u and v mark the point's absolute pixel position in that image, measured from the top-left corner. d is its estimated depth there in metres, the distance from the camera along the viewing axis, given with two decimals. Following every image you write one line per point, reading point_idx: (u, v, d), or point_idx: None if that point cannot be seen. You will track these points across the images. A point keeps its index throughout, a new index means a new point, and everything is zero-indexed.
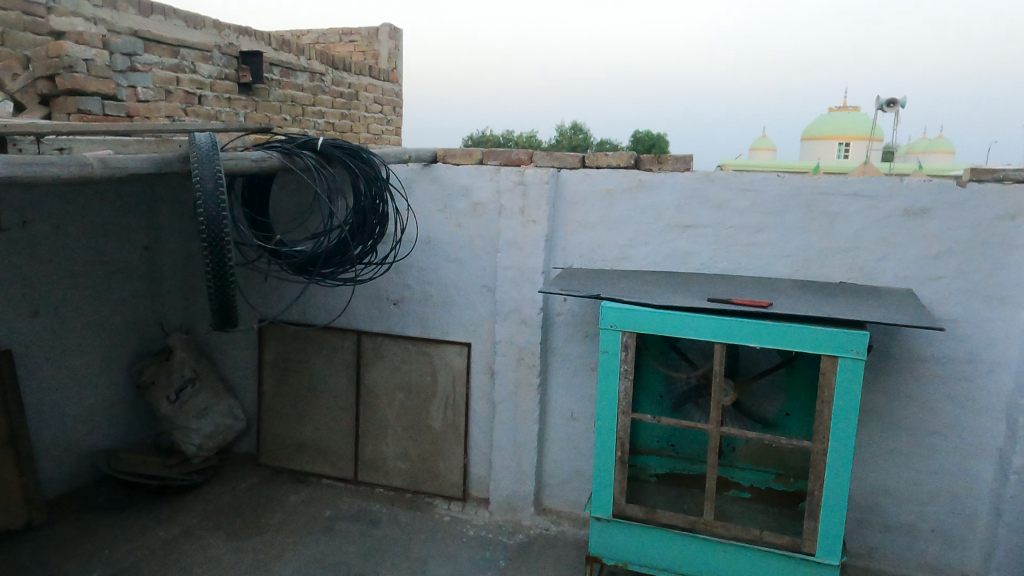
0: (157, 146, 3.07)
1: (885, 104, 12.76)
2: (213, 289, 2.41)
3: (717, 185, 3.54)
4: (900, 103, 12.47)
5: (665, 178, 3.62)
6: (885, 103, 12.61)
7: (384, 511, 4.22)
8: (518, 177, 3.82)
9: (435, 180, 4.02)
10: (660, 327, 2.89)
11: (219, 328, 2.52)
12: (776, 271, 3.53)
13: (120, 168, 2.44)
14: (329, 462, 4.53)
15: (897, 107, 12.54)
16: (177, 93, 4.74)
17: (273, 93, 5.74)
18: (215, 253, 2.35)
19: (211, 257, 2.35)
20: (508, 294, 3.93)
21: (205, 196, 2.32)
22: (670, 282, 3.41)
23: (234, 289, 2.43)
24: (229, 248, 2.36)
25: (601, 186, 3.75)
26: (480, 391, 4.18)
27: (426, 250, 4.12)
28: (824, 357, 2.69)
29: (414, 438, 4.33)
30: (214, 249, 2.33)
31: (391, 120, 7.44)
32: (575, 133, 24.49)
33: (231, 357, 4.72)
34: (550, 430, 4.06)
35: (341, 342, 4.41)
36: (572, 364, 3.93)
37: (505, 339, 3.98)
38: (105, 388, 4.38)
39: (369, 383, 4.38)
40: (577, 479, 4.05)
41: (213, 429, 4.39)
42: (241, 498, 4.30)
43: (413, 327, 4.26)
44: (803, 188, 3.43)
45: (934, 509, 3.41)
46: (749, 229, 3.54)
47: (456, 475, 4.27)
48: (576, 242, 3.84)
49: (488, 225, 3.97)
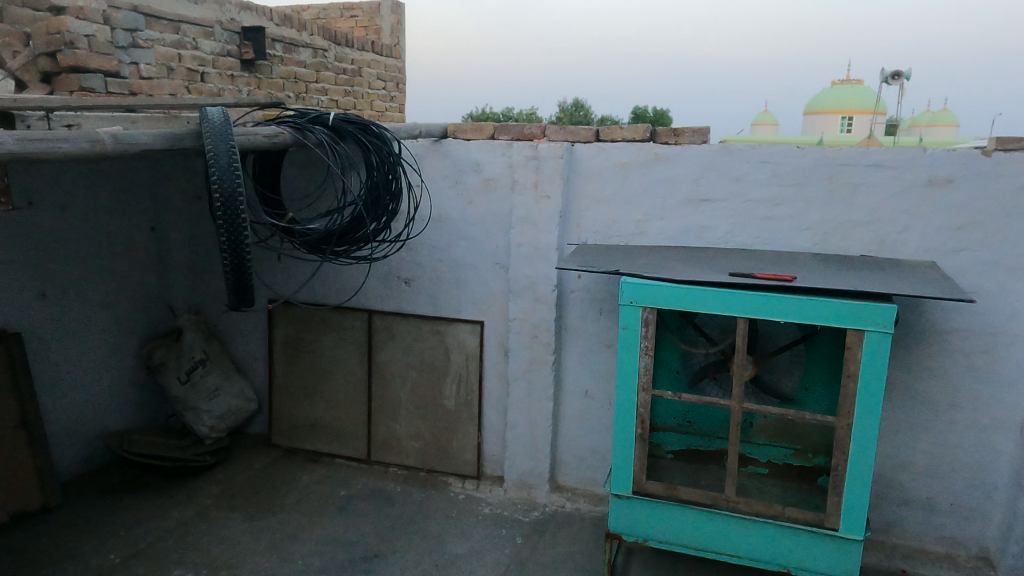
0: (168, 122, 3.01)
1: (889, 79, 12.65)
2: (229, 268, 2.34)
3: (735, 158, 3.48)
4: (903, 75, 12.28)
5: (681, 151, 3.55)
6: (888, 76, 12.47)
7: (399, 490, 4.22)
8: (530, 152, 3.75)
9: (445, 156, 3.95)
10: (682, 302, 2.81)
11: (235, 307, 2.46)
12: (794, 245, 3.47)
13: (132, 144, 2.38)
14: (342, 442, 4.52)
15: (901, 79, 12.35)
16: (179, 70, 4.68)
17: (276, 71, 5.66)
18: (232, 231, 2.28)
19: (227, 235, 2.28)
20: (521, 271, 3.89)
21: (220, 170, 2.23)
22: (688, 256, 3.35)
23: (252, 267, 2.36)
24: (246, 226, 2.29)
25: (616, 160, 3.68)
26: (494, 370, 4.15)
27: (437, 228, 4.07)
28: (850, 331, 2.63)
29: (428, 417, 4.31)
30: (231, 226, 2.25)
31: (394, 97, 7.31)
32: (576, 109, 24.24)
33: (241, 338, 4.69)
34: (565, 407, 4.04)
35: (353, 322, 4.37)
36: (587, 341, 3.90)
37: (519, 316, 3.94)
38: (116, 369, 4.35)
39: (381, 362, 4.36)
40: (592, 456, 4.04)
41: (225, 411, 4.43)
42: (255, 478, 4.29)
43: (425, 306, 4.22)
44: (824, 160, 3.36)
45: (954, 482, 3.40)
46: (767, 203, 3.48)
47: (470, 453, 4.26)
48: (590, 217, 3.78)
49: (501, 202, 3.90)
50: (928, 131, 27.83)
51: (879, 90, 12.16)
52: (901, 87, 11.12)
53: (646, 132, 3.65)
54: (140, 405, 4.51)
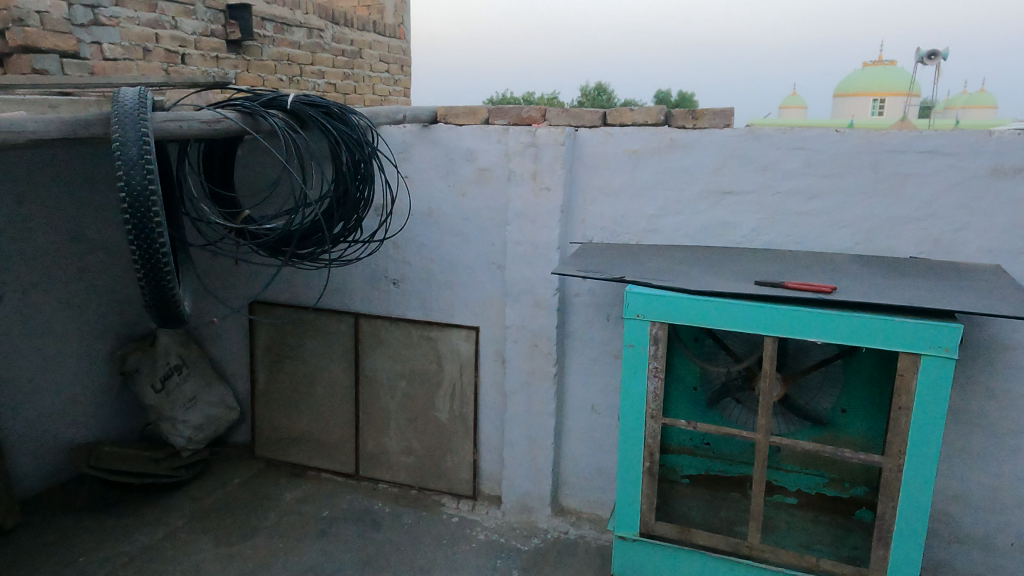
0: (93, 105, 2.54)
1: (925, 58, 11.91)
2: (144, 278, 2.03)
3: (763, 144, 3.02)
4: (938, 55, 11.49)
5: (700, 136, 3.09)
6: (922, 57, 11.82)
7: (387, 511, 3.85)
8: (528, 137, 3.31)
9: (435, 144, 3.53)
10: (696, 317, 2.36)
11: (157, 322, 2.16)
12: (831, 244, 3.01)
13: (15, 130, 2.01)
14: (328, 456, 4.16)
15: (936, 60, 11.57)
16: (157, 51, 4.34)
17: (267, 52, 5.26)
18: (142, 236, 1.96)
19: (137, 240, 1.97)
20: (519, 273, 3.47)
21: (128, 164, 1.92)
22: (707, 259, 2.90)
23: (170, 279, 2.05)
24: (159, 229, 1.98)
25: (625, 147, 3.23)
26: (490, 381, 3.75)
27: (427, 224, 3.66)
28: (902, 355, 2.17)
29: (420, 431, 3.94)
30: (141, 231, 1.95)
31: (399, 80, 6.84)
32: (597, 94, 23.59)
33: (223, 341, 4.36)
34: (568, 424, 3.63)
35: (338, 326, 4.00)
36: (593, 351, 3.47)
37: (517, 323, 3.53)
38: (85, 376, 4.03)
39: (368, 370, 3.98)
40: (599, 478, 3.63)
41: (203, 421, 4.13)
42: (232, 496, 3.96)
43: (415, 310, 3.83)
44: (867, 145, 2.89)
45: (1016, 520, 2.92)
46: (800, 195, 3.01)
47: (465, 471, 3.88)
48: (596, 212, 3.34)
49: (496, 194, 3.48)
50: (964, 113, 26.65)
51: (914, 71, 11.45)
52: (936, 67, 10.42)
53: (660, 115, 3.21)
54: (114, 414, 4.19)
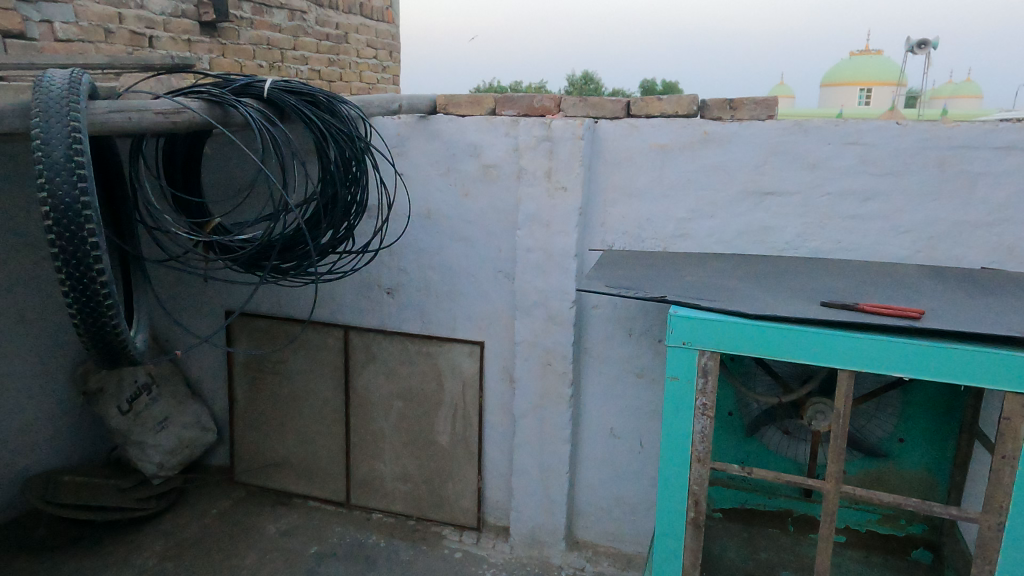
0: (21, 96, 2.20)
1: (915, 48, 11.67)
2: (75, 300, 1.74)
3: (812, 138, 2.65)
4: (933, 43, 11.15)
5: (738, 129, 2.72)
6: (915, 44, 11.48)
7: (382, 546, 3.46)
8: (541, 130, 2.91)
9: (434, 137, 3.14)
10: (755, 346, 1.99)
11: (94, 350, 1.86)
12: (887, 252, 2.65)
13: None
14: (316, 483, 3.77)
15: (930, 47, 11.23)
16: (120, 33, 3.90)
17: (244, 35, 4.81)
18: (70, 252, 1.67)
19: (64, 256, 1.67)
20: (531, 283, 3.08)
21: (51, 168, 1.63)
22: (752, 270, 2.53)
23: (108, 300, 1.76)
24: (91, 243, 1.69)
25: (652, 140, 2.84)
26: (496, 401, 3.37)
27: (425, 227, 3.27)
28: (1009, 396, 1.82)
29: (417, 456, 3.55)
30: (69, 246, 1.66)
31: (387, 67, 6.37)
32: (586, 83, 23.12)
33: (198, 355, 3.94)
34: (584, 449, 3.26)
35: (325, 340, 3.60)
36: (613, 369, 3.11)
37: (528, 339, 3.15)
38: (42, 398, 3.59)
39: (360, 389, 3.59)
40: (618, 509, 3.27)
41: (176, 445, 3.74)
42: (208, 530, 3.56)
43: (412, 322, 3.44)
44: (933, 140, 2.52)
45: None
46: (853, 196, 2.65)
47: (468, 500, 3.50)
48: (618, 215, 2.96)
49: (504, 195, 3.09)
50: (952, 103, 26.48)
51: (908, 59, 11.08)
52: (928, 55, 10.15)
53: (692, 105, 2.80)
54: (75, 438, 3.76)
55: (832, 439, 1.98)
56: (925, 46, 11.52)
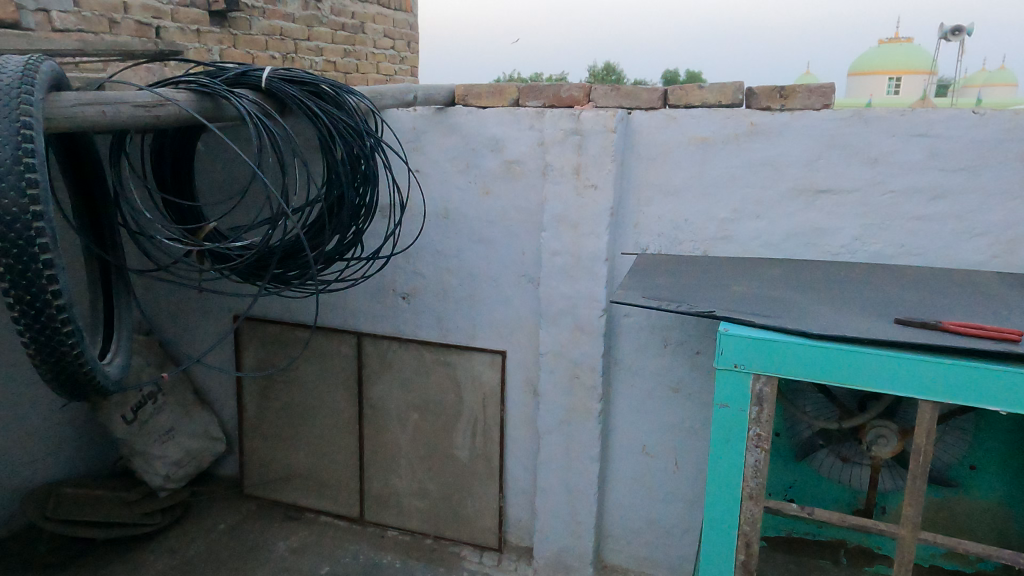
0: None
1: (948, 34, 11.16)
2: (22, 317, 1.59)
3: (873, 129, 2.36)
4: (967, 29, 10.66)
5: (789, 120, 2.45)
6: (949, 32, 11.00)
7: (396, 566, 3.25)
8: (569, 123, 2.66)
9: (452, 130, 2.91)
10: (818, 371, 1.72)
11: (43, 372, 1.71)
12: (958, 257, 2.37)
13: None
14: (328, 496, 3.58)
15: (964, 34, 10.77)
16: (125, 23, 3.73)
17: (255, 25, 4.61)
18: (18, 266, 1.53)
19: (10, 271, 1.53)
20: (557, 289, 2.83)
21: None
22: (806, 279, 2.26)
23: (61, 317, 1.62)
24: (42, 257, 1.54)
25: (692, 133, 2.58)
26: (519, 414, 3.14)
27: (443, 228, 3.04)
28: None
29: (435, 471, 3.34)
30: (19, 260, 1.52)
31: (405, 58, 6.11)
32: (606, 74, 22.73)
33: (207, 360, 3.76)
34: (614, 468, 3.02)
35: (338, 347, 3.40)
36: (646, 382, 2.86)
37: (553, 349, 2.90)
38: (44, 407, 3.42)
39: (374, 399, 3.38)
40: (650, 532, 3.03)
41: (183, 456, 3.58)
42: (216, 547, 3.38)
43: (429, 329, 3.21)
44: (1016, 131, 2.22)
45: None
46: (920, 195, 2.37)
47: (488, 519, 3.28)
48: (652, 215, 2.70)
49: (528, 193, 2.85)
50: (984, 91, 25.63)
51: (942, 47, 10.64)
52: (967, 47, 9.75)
53: (738, 94, 2.54)
54: (79, 449, 3.60)
55: (911, 481, 1.73)
56: (958, 34, 11.09)
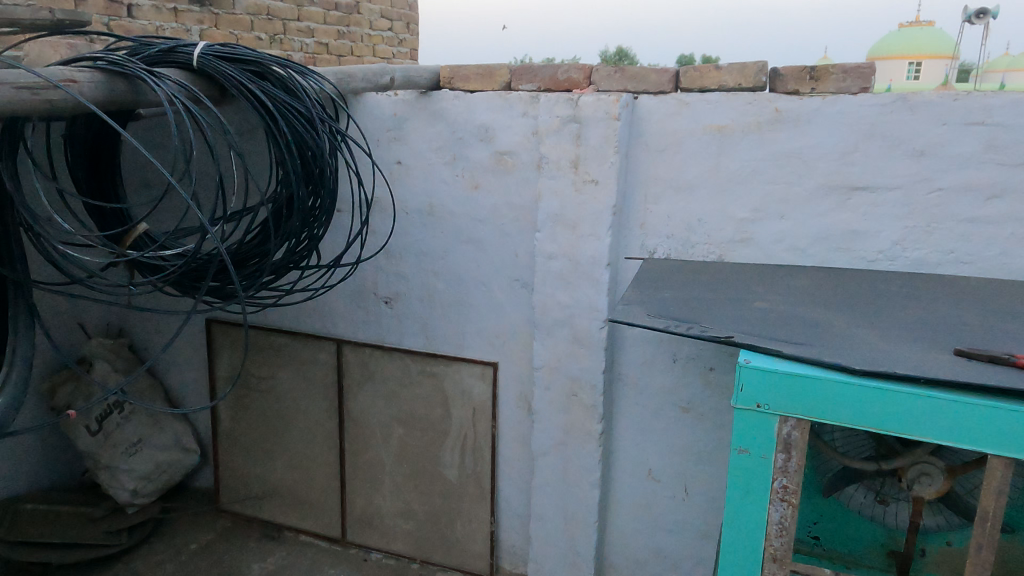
0: None
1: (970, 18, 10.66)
2: None
3: (919, 117, 2.03)
4: (990, 13, 10.17)
5: (821, 105, 2.12)
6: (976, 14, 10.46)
7: None
8: (567, 109, 2.34)
9: (437, 118, 2.60)
10: (847, 414, 1.42)
11: None
12: (1018, 266, 2.03)
13: None
14: (308, 515, 3.31)
15: (988, 16, 10.24)
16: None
17: (239, 4, 4.29)
18: None
19: None
20: (553, 296, 2.52)
21: None
22: (841, 291, 1.94)
23: None
24: None
25: (707, 121, 2.25)
26: (512, 432, 2.84)
27: (427, 226, 2.74)
28: None
29: (421, 491, 3.05)
30: None
31: (405, 40, 5.74)
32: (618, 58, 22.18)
33: (180, 365, 3.50)
34: (616, 493, 2.72)
35: (316, 354, 3.11)
36: (652, 401, 2.55)
37: (549, 363, 2.60)
38: None
39: (355, 412, 3.10)
40: (657, 565, 2.73)
41: (152, 470, 3.32)
42: (185, 570, 3.12)
43: (414, 337, 2.92)
44: None
45: None
46: (973, 194, 2.03)
47: (479, 544, 2.99)
48: (661, 214, 2.38)
49: (522, 187, 2.53)
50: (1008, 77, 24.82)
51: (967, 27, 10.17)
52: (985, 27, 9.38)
53: (761, 75, 2.21)
54: (42, 461, 3.35)
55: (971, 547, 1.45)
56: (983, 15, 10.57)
